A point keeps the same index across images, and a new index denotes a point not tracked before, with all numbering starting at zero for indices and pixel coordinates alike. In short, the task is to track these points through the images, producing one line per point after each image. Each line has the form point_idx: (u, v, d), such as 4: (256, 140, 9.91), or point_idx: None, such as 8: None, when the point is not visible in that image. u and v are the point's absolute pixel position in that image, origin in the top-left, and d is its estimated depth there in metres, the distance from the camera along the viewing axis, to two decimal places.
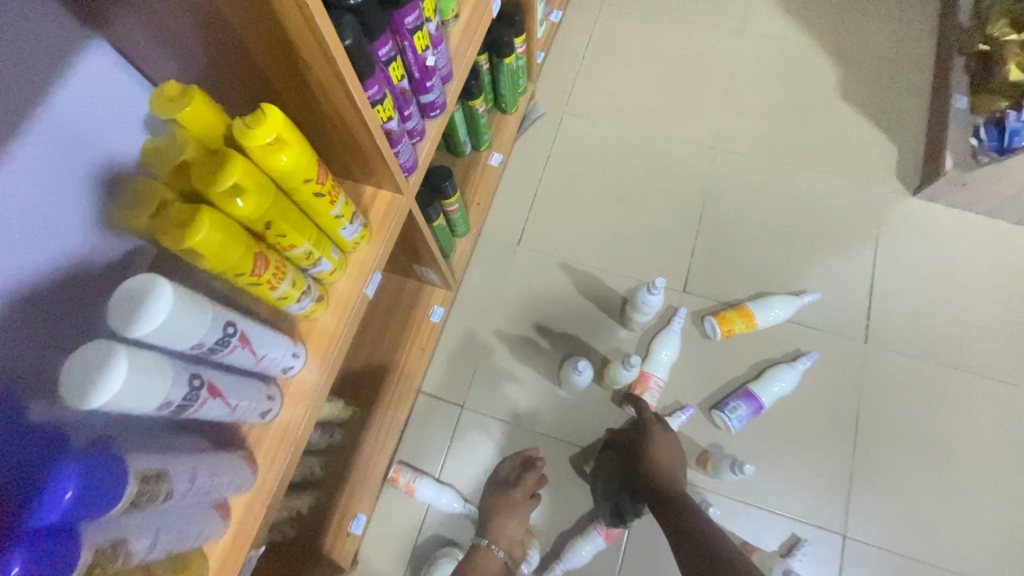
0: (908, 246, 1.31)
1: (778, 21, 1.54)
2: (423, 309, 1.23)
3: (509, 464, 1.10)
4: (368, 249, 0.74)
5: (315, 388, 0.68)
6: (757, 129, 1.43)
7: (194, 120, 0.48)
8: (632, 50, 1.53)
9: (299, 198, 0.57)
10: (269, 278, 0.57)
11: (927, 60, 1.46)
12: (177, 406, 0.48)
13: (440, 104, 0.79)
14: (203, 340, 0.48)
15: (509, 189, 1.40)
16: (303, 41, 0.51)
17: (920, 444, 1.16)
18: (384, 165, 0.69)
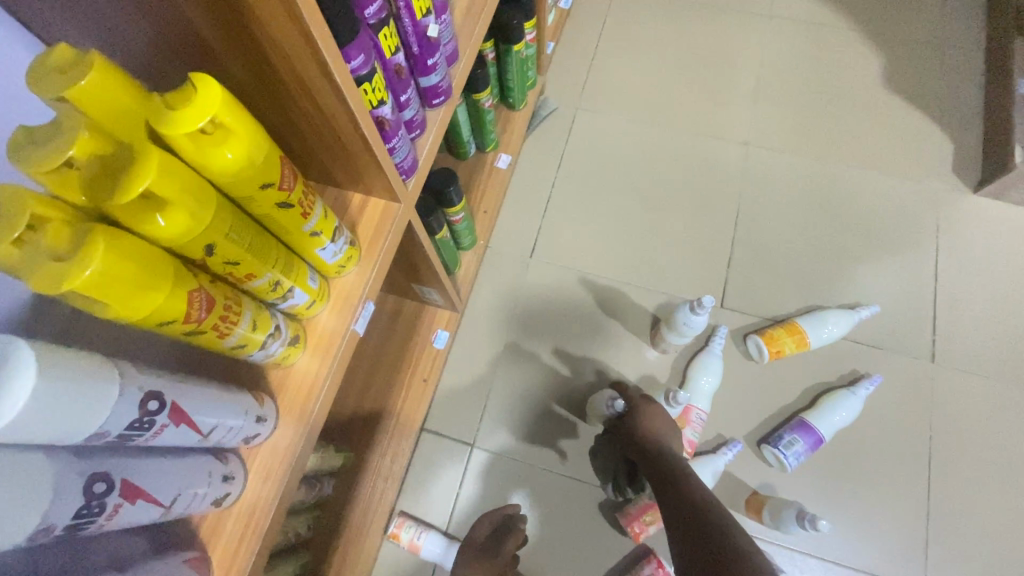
0: (971, 250, 1.16)
1: (809, 4, 1.40)
2: (424, 334, 1.08)
3: (489, 522, 0.95)
4: (357, 274, 0.58)
5: (290, 460, 0.52)
6: (794, 123, 1.29)
7: (89, 100, 0.32)
8: (650, 38, 1.38)
9: (256, 210, 0.41)
10: (217, 322, 0.41)
11: (978, 43, 1.31)
12: (69, 528, 0.32)
13: (445, 89, 0.64)
14: (106, 428, 0.33)
15: (519, 195, 1.25)
16: None
17: (1004, 479, 1.01)
18: (375, 165, 0.54)
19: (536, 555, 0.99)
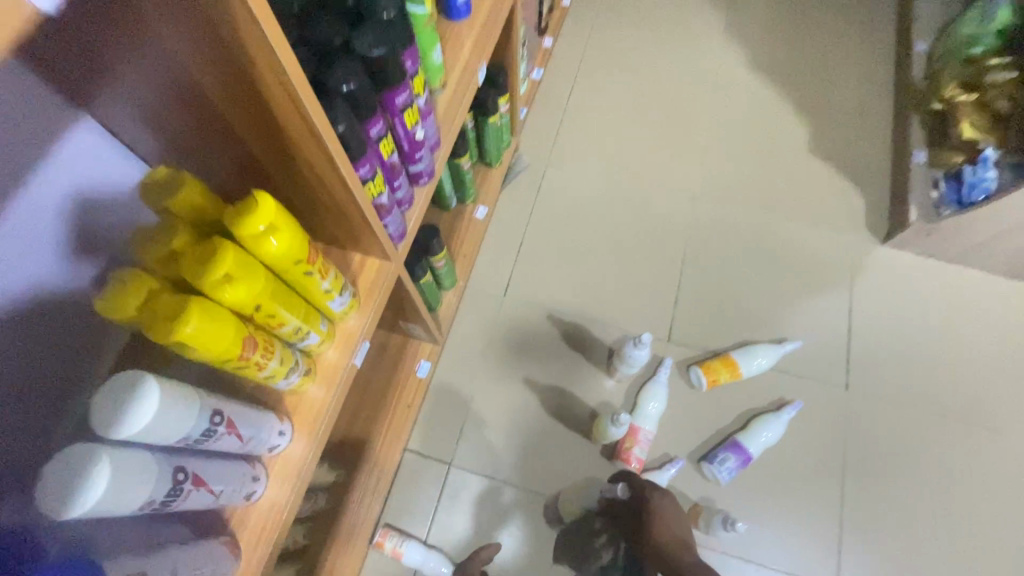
0: (882, 293, 1.35)
1: (748, 78, 1.63)
2: (409, 364, 1.22)
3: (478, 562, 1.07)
4: (357, 318, 0.74)
5: (302, 467, 0.66)
6: (734, 180, 1.49)
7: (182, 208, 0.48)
8: (611, 104, 1.59)
9: (289, 277, 0.57)
10: (258, 358, 0.56)
11: (888, 115, 1.55)
12: (161, 504, 0.46)
13: (428, 172, 0.81)
14: (189, 433, 0.47)
15: (495, 240, 1.42)
16: (293, 125, 0.52)
17: (909, 492, 1.17)
18: (373, 235, 0.70)
19: (505, 561, 1.13)
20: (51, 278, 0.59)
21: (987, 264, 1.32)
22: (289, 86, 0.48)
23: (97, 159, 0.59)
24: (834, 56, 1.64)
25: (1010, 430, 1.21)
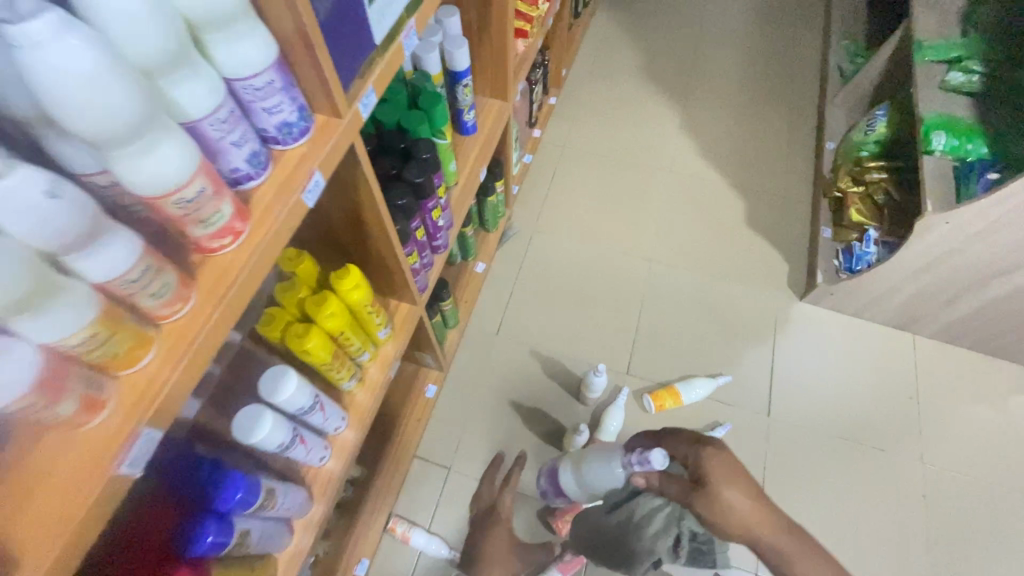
0: (799, 340, 1.69)
1: (697, 164, 2.03)
2: (420, 387, 1.53)
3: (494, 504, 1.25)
4: (392, 345, 1.06)
5: (354, 443, 0.98)
6: (683, 246, 1.86)
7: (304, 271, 0.82)
8: (586, 184, 1.98)
9: (359, 315, 0.90)
10: (338, 366, 0.88)
11: (806, 198, 1.94)
12: (285, 447, 0.78)
13: (444, 244, 1.16)
14: (302, 404, 0.79)
15: (491, 290, 1.76)
16: (376, 239, 0.86)
17: (817, 499, 1.47)
18: (408, 291, 1.04)
19: None
20: None
21: (878, 319, 1.67)
22: (382, 224, 0.81)
23: None
24: (765, 149, 2.05)
25: (897, 451, 1.52)
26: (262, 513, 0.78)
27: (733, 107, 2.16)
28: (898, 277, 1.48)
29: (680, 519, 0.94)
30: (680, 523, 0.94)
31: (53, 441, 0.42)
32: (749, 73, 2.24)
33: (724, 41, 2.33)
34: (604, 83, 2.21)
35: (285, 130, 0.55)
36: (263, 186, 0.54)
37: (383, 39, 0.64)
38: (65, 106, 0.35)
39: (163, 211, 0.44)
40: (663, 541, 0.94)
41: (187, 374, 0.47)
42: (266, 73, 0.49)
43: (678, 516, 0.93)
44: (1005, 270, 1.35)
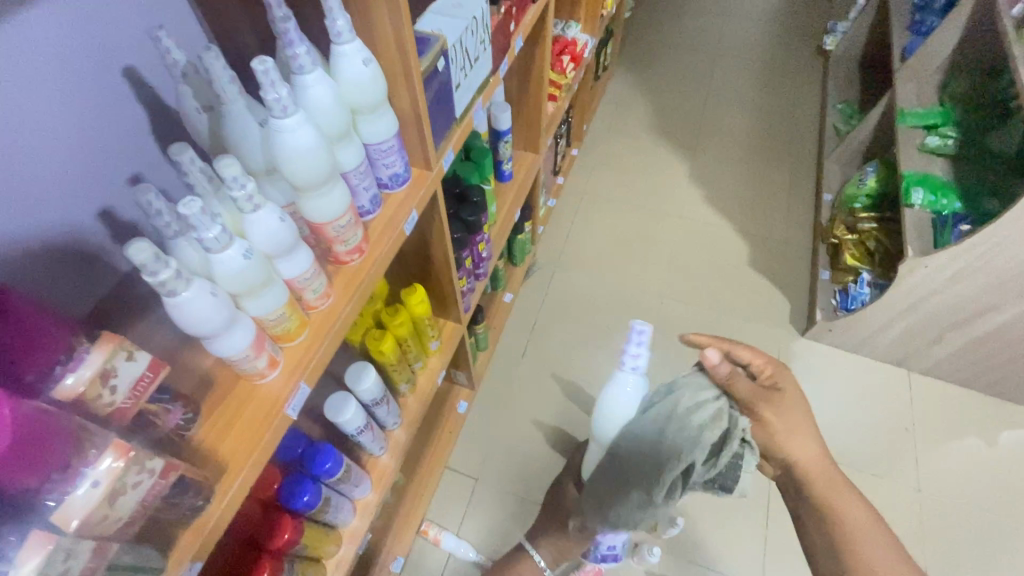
0: (801, 372, 1.82)
1: (706, 211, 2.23)
2: (452, 403, 1.69)
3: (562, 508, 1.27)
4: (439, 357, 1.23)
5: (406, 439, 1.14)
6: (692, 284, 2.03)
7: (380, 288, 1.01)
8: (603, 226, 2.19)
9: (419, 327, 1.08)
10: (400, 369, 1.05)
11: (806, 243, 2.11)
12: (359, 431, 0.95)
13: (484, 272, 1.34)
14: (375, 395, 0.96)
15: (516, 319, 1.94)
16: (437, 262, 1.05)
17: None
18: (455, 310, 1.21)
19: None
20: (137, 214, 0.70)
21: (874, 355, 1.81)
22: (443, 249, 1.01)
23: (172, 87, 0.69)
24: (768, 198, 2.26)
25: (894, 479, 1.63)
26: (337, 485, 0.94)
27: (738, 161, 2.38)
28: (890, 316, 1.63)
29: (732, 418, 0.71)
30: (732, 424, 0.71)
31: (244, 386, 0.60)
32: (753, 131, 2.48)
33: (729, 103, 2.58)
34: (621, 137, 2.46)
35: (394, 178, 0.75)
36: (377, 218, 0.74)
37: (460, 113, 0.86)
38: (291, 163, 0.55)
39: (323, 233, 0.64)
40: (706, 441, 0.69)
41: (324, 349, 0.64)
42: (391, 139, 0.69)
43: (729, 414, 0.72)
44: (985, 310, 1.50)
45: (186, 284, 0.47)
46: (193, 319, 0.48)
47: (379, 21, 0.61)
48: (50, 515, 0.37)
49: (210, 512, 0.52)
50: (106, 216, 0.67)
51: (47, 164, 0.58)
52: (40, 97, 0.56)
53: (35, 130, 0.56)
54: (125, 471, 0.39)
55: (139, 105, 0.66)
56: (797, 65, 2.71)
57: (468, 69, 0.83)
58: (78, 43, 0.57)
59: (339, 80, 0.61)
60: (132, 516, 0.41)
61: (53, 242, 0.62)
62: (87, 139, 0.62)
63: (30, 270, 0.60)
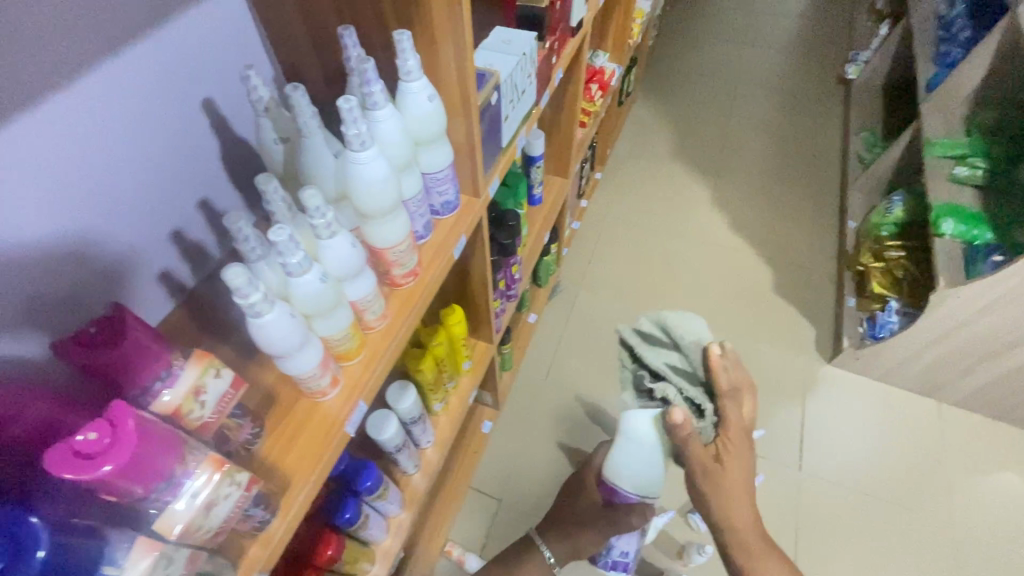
0: (828, 401, 1.80)
1: (729, 235, 2.24)
2: (476, 423, 1.71)
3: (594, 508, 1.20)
4: (470, 377, 1.24)
5: (438, 459, 1.15)
6: (716, 308, 2.03)
7: None
8: (626, 249, 2.21)
9: (454, 348, 1.10)
10: (435, 389, 1.07)
11: (830, 271, 2.11)
12: (397, 449, 0.97)
13: (514, 294, 1.36)
14: (413, 414, 0.98)
15: (540, 340, 1.95)
16: (475, 284, 1.07)
17: (850, 555, 1.53)
18: (488, 331, 1.23)
19: None
20: (201, 235, 0.74)
21: (903, 385, 1.78)
22: (481, 271, 1.03)
23: (245, 119, 0.74)
24: (791, 225, 2.26)
25: (926, 513, 1.59)
26: (374, 503, 0.95)
27: (760, 187, 2.39)
28: (920, 345, 1.62)
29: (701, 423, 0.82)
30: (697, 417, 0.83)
31: (304, 403, 0.63)
32: (775, 157, 2.50)
33: (751, 130, 2.61)
34: (644, 162, 2.49)
35: (445, 205, 0.78)
36: (428, 242, 0.77)
37: (506, 142, 0.89)
38: (362, 193, 0.58)
39: (383, 257, 0.66)
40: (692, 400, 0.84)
41: (380, 369, 0.66)
42: (447, 169, 0.73)
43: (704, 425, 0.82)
44: (1018, 342, 1.49)
45: (270, 307, 0.49)
46: (274, 339, 0.51)
47: (444, 58, 0.65)
48: (154, 521, 0.40)
49: (277, 526, 0.54)
50: (177, 236, 0.71)
51: (133, 188, 0.63)
52: (131, 127, 0.60)
53: (124, 156, 0.60)
54: (220, 483, 0.42)
55: (211, 133, 0.70)
56: (820, 94, 2.74)
57: (516, 101, 0.87)
58: (167, 77, 0.62)
59: (406, 115, 0.64)
60: (220, 529, 0.43)
61: (127, 258, 0.65)
62: (167, 165, 0.66)
63: (108, 287, 0.64)
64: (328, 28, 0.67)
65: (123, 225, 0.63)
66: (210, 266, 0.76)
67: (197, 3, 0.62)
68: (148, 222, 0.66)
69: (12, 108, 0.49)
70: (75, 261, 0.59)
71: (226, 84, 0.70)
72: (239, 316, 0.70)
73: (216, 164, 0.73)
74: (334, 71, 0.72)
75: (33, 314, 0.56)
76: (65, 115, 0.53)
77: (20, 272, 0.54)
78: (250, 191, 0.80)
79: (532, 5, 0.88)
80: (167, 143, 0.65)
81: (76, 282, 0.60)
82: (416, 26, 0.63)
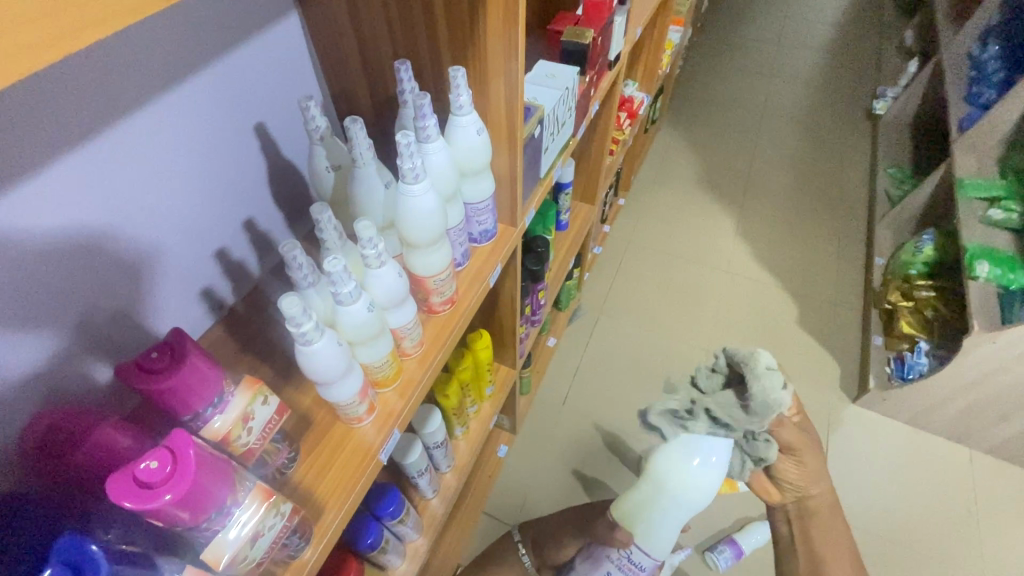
0: (853, 441, 1.75)
1: (753, 266, 2.22)
2: (492, 446, 1.69)
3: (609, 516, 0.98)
4: (491, 401, 1.24)
5: (456, 484, 1.13)
6: (739, 339, 2.00)
7: None
8: (648, 276, 2.20)
9: (479, 373, 1.10)
10: (458, 413, 1.07)
11: (856, 308, 2.08)
12: (419, 473, 0.96)
13: (538, 319, 1.36)
14: (437, 439, 0.98)
15: (559, 364, 1.94)
16: (503, 309, 1.07)
17: None
18: (511, 356, 1.23)
19: None
20: (243, 253, 0.75)
21: (932, 429, 1.73)
22: (510, 297, 1.03)
23: (293, 142, 0.76)
24: (817, 259, 2.24)
25: (957, 566, 1.53)
26: (394, 527, 0.94)
27: (785, 220, 2.38)
28: (951, 389, 1.58)
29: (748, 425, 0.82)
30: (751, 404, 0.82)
31: (340, 429, 0.63)
32: (800, 190, 2.49)
33: (776, 162, 2.60)
34: (668, 190, 2.50)
35: (483, 234, 0.79)
36: (466, 269, 0.77)
37: (544, 173, 0.90)
38: (411, 223, 0.59)
39: (424, 284, 0.67)
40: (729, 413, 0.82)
41: (413, 397, 0.66)
42: (489, 199, 0.73)
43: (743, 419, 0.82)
44: None
45: (320, 334, 0.50)
46: (321, 367, 0.51)
47: (495, 93, 0.66)
48: (202, 550, 0.40)
49: (310, 554, 0.53)
50: (221, 253, 0.72)
51: (184, 203, 0.64)
52: (190, 149, 0.62)
53: (180, 177, 0.62)
54: (267, 513, 0.42)
55: (262, 154, 0.72)
56: (846, 128, 2.74)
57: (556, 133, 0.88)
58: (226, 101, 0.64)
59: (454, 147, 0.65)
60: (262, 560, 0.43)
61: (172, 272, 0.66)
62: (218, 183, 0.67)
63: (156, 303, 0.65)
64: (382, 60, 0.68)
65: (171, 238, 0.64)
66: (250, 284, 0.77)
67: (260, 34, 0.64)
68: (195, 237, 0.67)
69: (88, 131, 0.50)
70: (124, 271, 0.59)
71: (280, 109, 0.72)
72: (277, 337, 0.70)
73: (263, 184, 0.74)
74: (383, 100, 0.73)
75: (84, 328, 0.58)
76: (132, 137, 0.55)
77: (76, 287, 0.55)
78: (293, 212, 0.81)
79: (576, 40, 0.89)
80: (219, 161, 0.66)
81: (121, 292, 0.60)
82: (470, 61, 0.64)
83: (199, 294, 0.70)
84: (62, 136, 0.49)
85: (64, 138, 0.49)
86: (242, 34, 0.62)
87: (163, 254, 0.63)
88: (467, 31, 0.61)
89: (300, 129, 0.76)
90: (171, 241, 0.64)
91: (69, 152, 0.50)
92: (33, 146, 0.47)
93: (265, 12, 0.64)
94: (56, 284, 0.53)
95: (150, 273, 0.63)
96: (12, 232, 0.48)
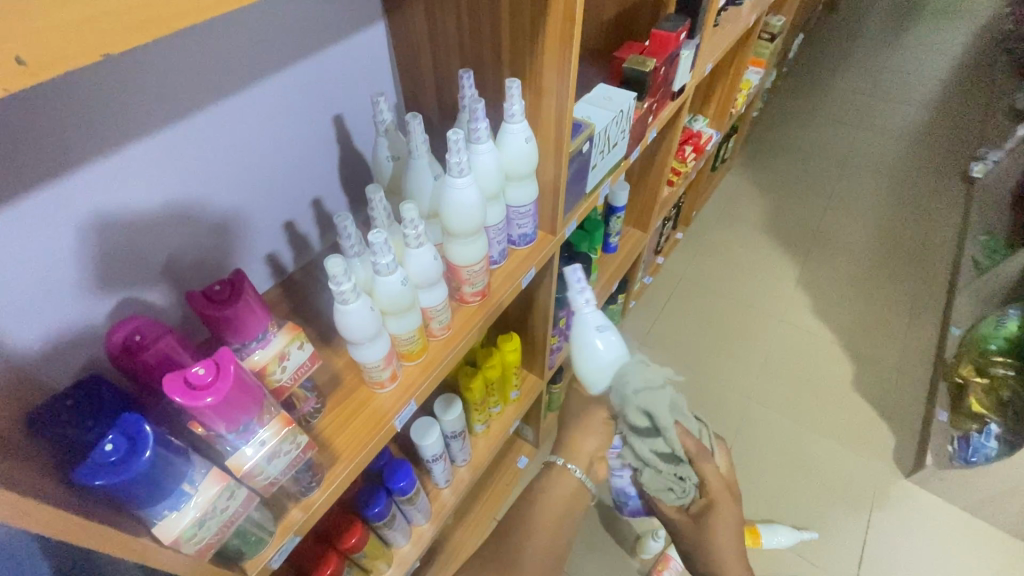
0: (898, 519, 1.62)
1: (811, 319, 2.12)
2: (513, 456, 1.71)
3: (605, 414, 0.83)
4: (516, 405, 1.26)
5: (469, 479, 1.16)
6: (786, 391, 1.91)
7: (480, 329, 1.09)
8: (696, 313, 2.15)
9: (506, 373, 1.13)
10: (479, 408, 1.11)
11: (923, 378, 1.93)
12: (431, 458, 1.00)
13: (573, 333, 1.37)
14: (454, 428, 1.02)
15: None
16: (536, 315, 1.11)
17: None
18: (540, 364, 1.25)
19: None
20: (307, 229, 0.84)
21: (994, 521, 1.58)
22: (544, 304, 1.07)
23: (364, 135, 0.86)
24: (882, 321, 2.11)
25: None
26: (403, 505, 0.99)
27: (854, 276, 2.26)
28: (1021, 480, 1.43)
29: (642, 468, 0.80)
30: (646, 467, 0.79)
31: (362, 392, 0.69)
32: (875, 248, 2.36)
33: (853, 216, 2.49)
34: (729, 230, 2.45)
35: (522, 237, 0.83)
36: (500, 268, 0.82)
37: (589, 190, 0.94)
38: (452, 213, 0.65)
39: (458, 272, 0.72)
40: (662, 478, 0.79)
41: (429, 374, 0.71)
42: (531, 205, 0.78)
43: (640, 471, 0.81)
44: None
45: (356, 297, 0.56)
46: (353, 327, 0.58)
47: (547, 106, 0.72)
48: (227, 457, 0.47)
49: (318, 495, 0.59)
50: (288, 226, 0.81)
51: (263, 175, 0.73)
52: (274, 131, 0.71)
53: (264, 153, 0.72)
54: (284, 438, 0.49)
55: (335, 143, 0.82)
56: (937, 189, 2.58)
57: (607, 152, 0.92)
58: (311, 91, 0.73)
59: (502, 152, 0.71)
60: (275, 480, 0.50)
61: (246, 236, 0.75)
62: (294, 163, 0.77)
63: (228, 261, 0.74)
64: (450, 68, 0.77)
65: (248, 205, 0.73)
66: (309, 257, 0.87)
67: (348, 38, 0.74)
68: (268, 207, 0.76)
69: (192, 105, 0.60)
70: (207, 228, 0.69)
71: (356, 106, 0.81)
72: (324, 303, 0.78)
73: (332, 170, 0.84)
74: (447, 104, 0.81)
75: (169, 273, 0.67)
76: (230, 114, 0.65)
77: (168, 234, 0.65)
78: (355, 195, 0.90)
79: (638, 68, 0.94)
80: (297, 144, 0.76)
81: (201, 245, 0.70)
82: (526, 76, 0.70)
83: (265, 258, 0.80)
84: (173, 105, 0.59)
85: (178, 109, 0.59)
86: (332, 36, 0.72)
87: (240, 219, 0.73)
88: (526, 48, 0.67)
89: (371, 124, 0.85)
90: (248, 207, 0.73)
91: (176, 120, 0.60)
92: (151, 113, 0.57)
93: (355, 19, 0.73)
94: (153, 231, 0.63)
95: (228, 233, 0.72)
96: (125, 181, 0.58)
